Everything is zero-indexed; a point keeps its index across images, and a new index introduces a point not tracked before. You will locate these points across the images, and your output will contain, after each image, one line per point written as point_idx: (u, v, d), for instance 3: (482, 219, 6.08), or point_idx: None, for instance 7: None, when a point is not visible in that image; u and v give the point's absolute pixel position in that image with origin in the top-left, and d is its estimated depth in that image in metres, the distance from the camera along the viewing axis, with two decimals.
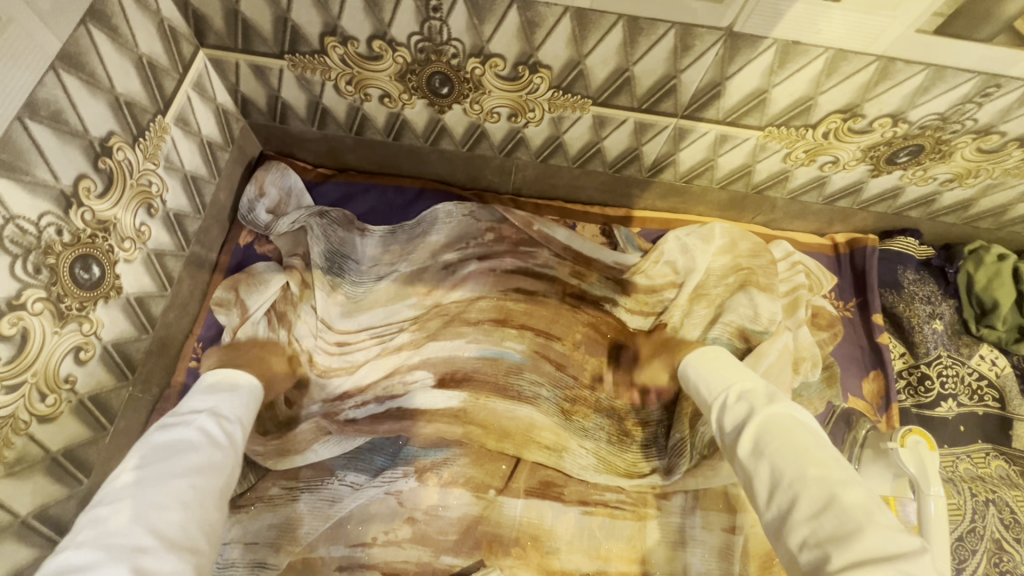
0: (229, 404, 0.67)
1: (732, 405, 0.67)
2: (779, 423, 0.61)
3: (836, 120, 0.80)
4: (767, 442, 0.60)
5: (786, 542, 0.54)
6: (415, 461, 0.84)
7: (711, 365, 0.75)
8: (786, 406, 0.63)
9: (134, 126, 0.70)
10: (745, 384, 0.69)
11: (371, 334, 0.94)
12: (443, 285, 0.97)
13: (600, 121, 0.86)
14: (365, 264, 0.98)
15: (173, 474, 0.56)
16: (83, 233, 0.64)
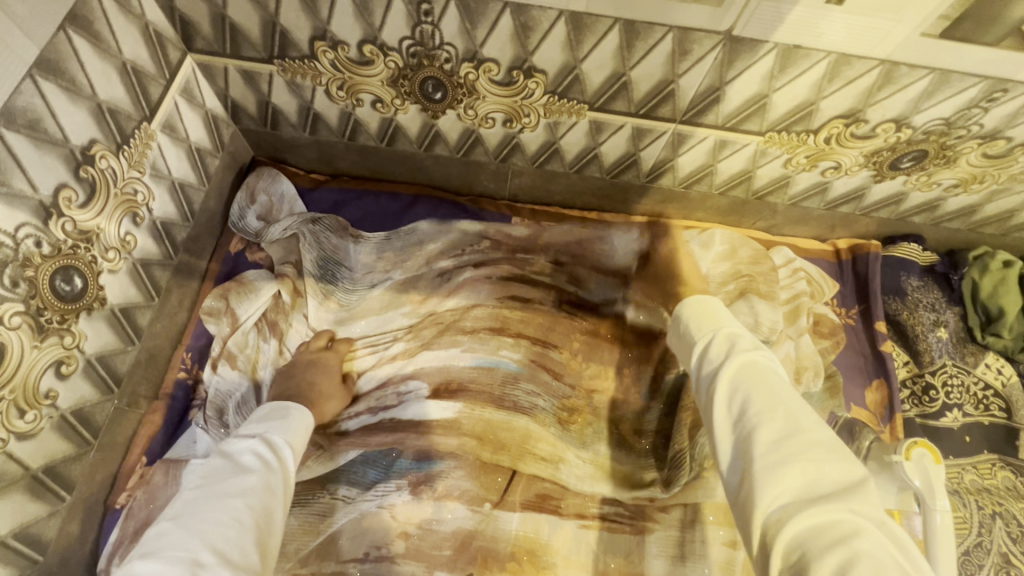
0: (282, 431, 0.67)
1: (712, 347, 0.62)
2: (757, 368, 0.57)
3: (838, 126, 0.78)
4: (744, 381, 0.56)
5: (738, 470, 0.52)
6: (408, 474, 0.82)
7: (697, 305, 0.69)
8: (767, 354, 0.59)
9: (118, 133, 0.68)
10: (727, 325, 0.64)
11: (365, 344, 0.93)
12: (438, 293, 0.95)
13: (597, 126, 0.84)
14: (359, 272, 0.96)
15: (225, 493, 0.55)
16: (65, 244, 0.62)
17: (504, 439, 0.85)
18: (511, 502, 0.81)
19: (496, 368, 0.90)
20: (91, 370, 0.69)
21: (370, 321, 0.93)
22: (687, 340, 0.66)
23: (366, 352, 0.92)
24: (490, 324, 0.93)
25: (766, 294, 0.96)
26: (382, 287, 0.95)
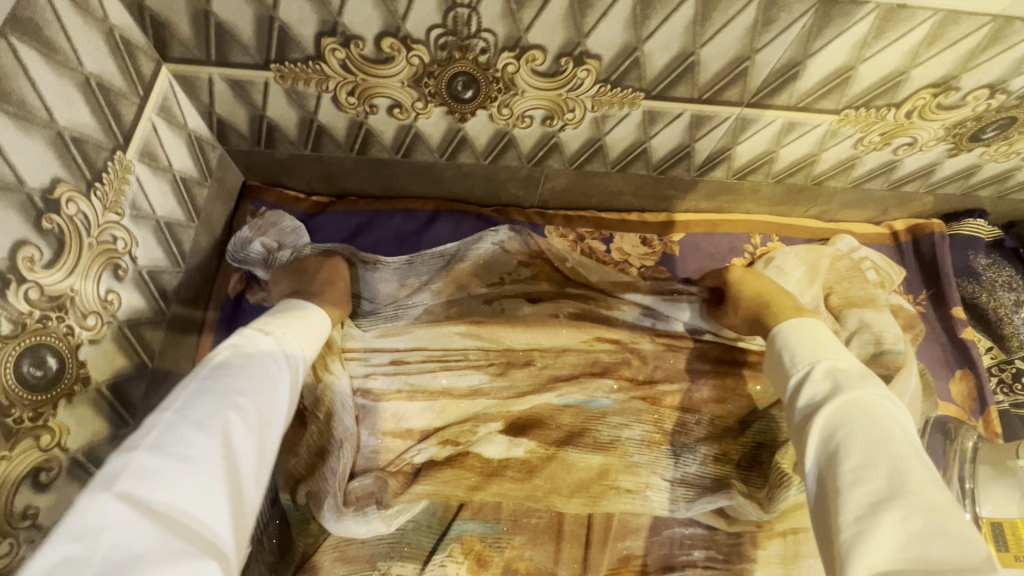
0: (297, 330, 0.59)
1: (820, 382, 0.56)
2: (863, 408, 0.51)
3: (926, 96, 0.70)
4: (846, 428, 0.50)
5: (830, 526, 0.47)
6: (463, 538, 0.71)
7: (807, 334, 0.61)
8: (881, 396, 0.52)
9: (87, 168, 0.54)
10: (836, 357, 0.57)
11: (404, 385, 0.79)
12: (475, 323, 0.82)
13: (651, 116, 0.73)
14: (382, 303, 0.83)
15: (241, 386, 0.49)
16: (29, 318, 0.48)
17: (579, 480, 0.74)
18: None
19: (552, 400, 0.79)
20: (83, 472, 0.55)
21: (400, 359, 0.80)
22: (789, 368, 0.60)
23: (404, 393, 0.79)
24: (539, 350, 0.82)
25: (856, 294, 0.84)
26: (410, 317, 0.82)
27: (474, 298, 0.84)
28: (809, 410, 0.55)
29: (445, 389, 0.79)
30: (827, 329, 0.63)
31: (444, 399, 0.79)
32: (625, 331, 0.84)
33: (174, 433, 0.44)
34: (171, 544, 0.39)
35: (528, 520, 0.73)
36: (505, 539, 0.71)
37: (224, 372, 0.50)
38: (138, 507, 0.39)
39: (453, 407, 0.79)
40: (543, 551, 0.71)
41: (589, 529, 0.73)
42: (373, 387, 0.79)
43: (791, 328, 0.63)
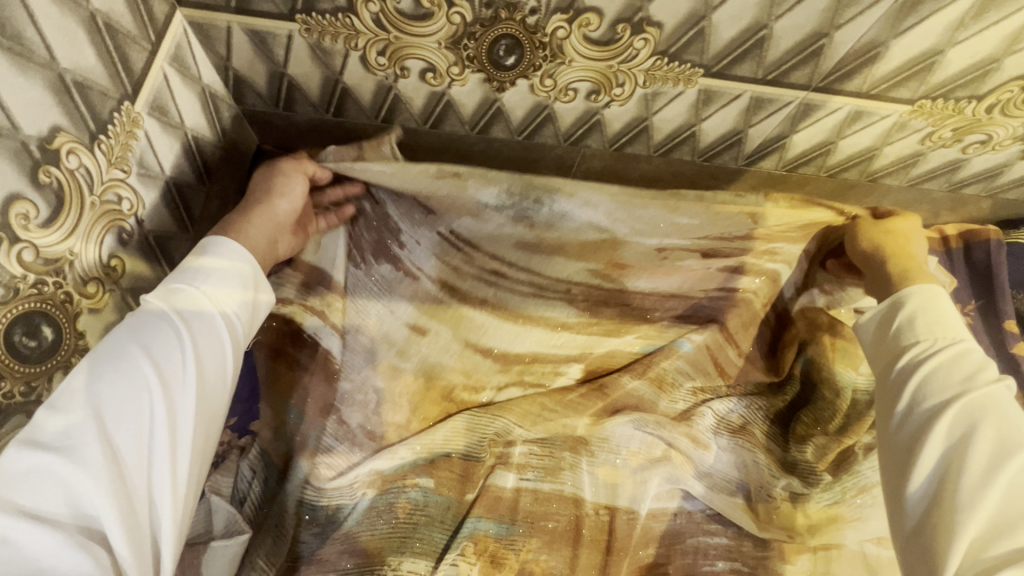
0: (203, 286, 0.53)
1: (952, 352, 0.58)
2: (991, 399, 0.53)
3: (1013, 89, 0.64)
4: (973, 412, 0.53)
5: (918, 480, 0.52)
6: (477, 536, 0.67)
7: (931, 308, 0.62)
8: (1004, 388, 0.55)
9: (92, 118, 0.48)
10: (965, 340, 0.58)
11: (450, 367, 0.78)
12: (575, 285, 0.79)
13: (706, 97, 0.67)
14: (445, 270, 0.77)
15: (130, 365, 0.46)
16: (22, 281, 0.43)
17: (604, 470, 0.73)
18: None
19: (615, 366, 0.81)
20: None
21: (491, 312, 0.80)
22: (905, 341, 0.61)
23: (466, 347, 0.79)
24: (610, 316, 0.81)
25: None
26: (498, 264, 0.77)
27: (556, 260, 0.77)
28: (926, 373, 0.57)
29: (516, 353, 0.79)
30: (950, 299, 0.63)
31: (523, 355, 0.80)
32: (683, 326, 0.81)
33: (46, 430, 0.42)
34: (61, 540, 0.39)
35: (544, 522, 0.69)
36: (521, 541, 0.68)
37: (105, 355, 0.46)
38: (13, 514, 0.39)
39: (509, 362, 0.79)
40: (560, 555, 0.68)
41: (609, 536, 0.69)
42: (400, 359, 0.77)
43: (920, 298, 0.63)
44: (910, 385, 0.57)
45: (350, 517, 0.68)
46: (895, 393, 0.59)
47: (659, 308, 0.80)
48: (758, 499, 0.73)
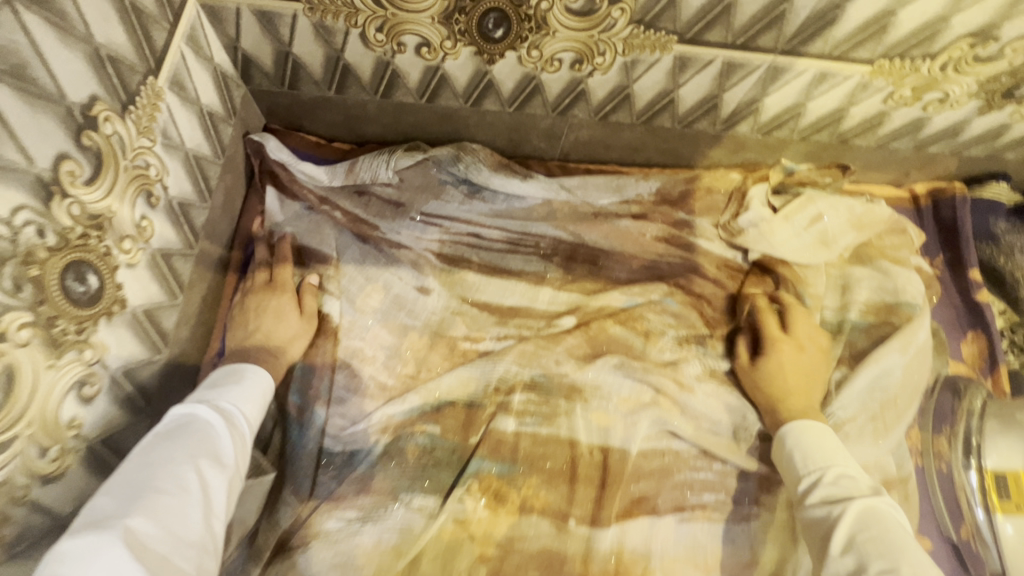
0: (236, 400, 0.62)
1: (825, 483, 0.65)
2: (876, 517, 0.60)
3: (963, 47, 0.69)
4: (863, 527, 0.60)
5: None
6: (482, 475, 0.74)
7: (813, 439, 0.71)
8: (886, 505, 0.62)
9: (122, 89, 0.54)
10: (845, 466, 0.67)
11: (453, 318, 0.84)
12: (541, 249, 0.89)
13: (682, 63, 0.73)
14: (432, 235, 0.88)
15: (177, 456, 0.52)
16: (72, 233, 0.48)
17: (596, 413, 0.79)
18: (605, 517, 0.73)
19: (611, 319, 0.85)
20: (119, 390, 0.56)
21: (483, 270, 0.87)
22: (799, 466, 0.69)
23: (465, 303, 0.85)
24: (582, 271, 0.90)
25: (880, 253, 0.89)
26: (475, 230, 0.89)
27: (521, 224, 0.90)
28: (826, 508, 0.63)
29: (510, 309, 0.86)
30: (829, 432, 0.72)
31: (511, 308, 0.86)
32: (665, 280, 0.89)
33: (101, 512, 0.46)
34: None
35: (543, 462, 0.76)
36: (521, 478, 0.75)
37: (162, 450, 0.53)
38: None
39: (508, 315, 0.86)
40: (558, 491, 0.74)
41: (602, 474, 0.75)
42: (407, 316, 0.83)
43: (804, 430, 0.72)
44: (819, 513, 0.64)
45: (365, 460, 0.75)
46: (812, 535, 0.64)
47: (626, 267, 0.91)
48: (741, 435, 0.79)
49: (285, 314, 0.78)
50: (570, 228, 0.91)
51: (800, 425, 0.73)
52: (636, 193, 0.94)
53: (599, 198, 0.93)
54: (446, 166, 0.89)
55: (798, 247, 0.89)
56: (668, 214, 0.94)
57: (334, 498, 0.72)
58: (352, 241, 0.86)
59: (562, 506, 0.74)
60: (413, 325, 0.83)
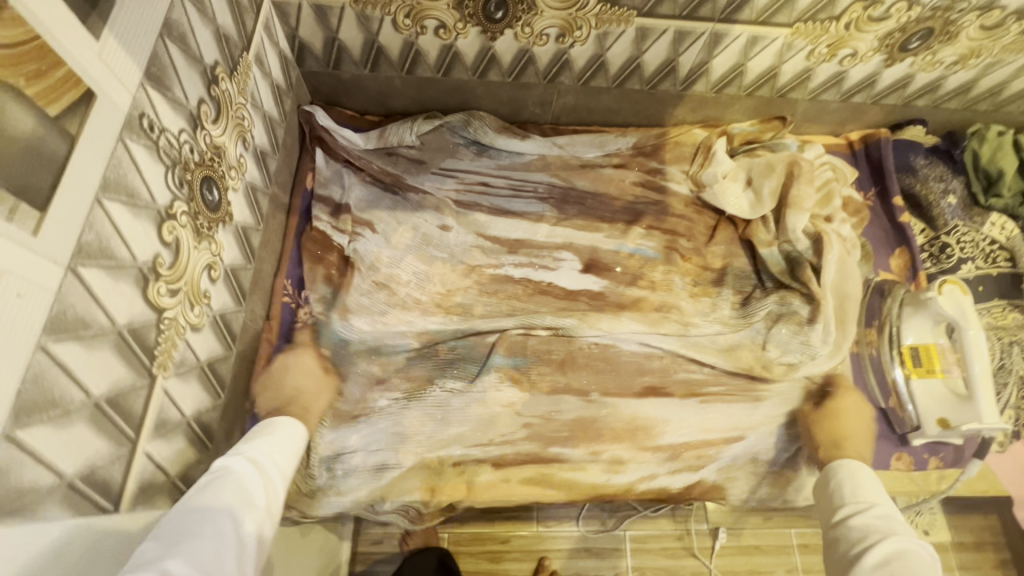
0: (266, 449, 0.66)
1: (870, 514, 0.71)
2: (915, 553, 0.65)
3: (858, 10, 0.89)
4: (898, 552, 0.65)
5: None
6: (499, 366, 0.93)
7: (862, 479, 0.77)
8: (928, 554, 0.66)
9: (230, 59, 0.73)
10: (892, 508, 0.72)
11: (471, 249, 1.04)
12: (539, 194, 1.09)
13: (642, 33, 0.93)
14: (450, 185, 1.08)
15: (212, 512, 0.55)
16: (206, 155, 0.68)
17: (589, 317, 0.99)
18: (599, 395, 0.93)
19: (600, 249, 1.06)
20: (229, 280, 0.76)
21: (493, 212, 1.07)
22: (847, 497, 0.75)
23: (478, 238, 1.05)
24: (574, 211, 1.09)
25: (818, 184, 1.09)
26: (483, 180, 1.09)
27: (520, 174, 1.10)
28: (865, 529, 0.70)
29: (516, 241, 1.05)
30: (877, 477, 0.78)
31: (518, 241, 1.05)
32: (643, 216, 1.09)
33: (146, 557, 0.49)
34: None
35: (549, 355, 0.95)
36: (530, 366, 0.93)
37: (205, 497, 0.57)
38: None
39: (517, 245, 1.05)
40: (561, 376, 0.93)
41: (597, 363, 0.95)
42: (433, 250, 1.02)
43: (856, 470, 0.78)
44: (857, 530, 0.70)
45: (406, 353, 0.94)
46: (836, 548, 0.71)
47: (610, 207, 1.10)
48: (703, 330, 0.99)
49: (309, 374, 0.86)
50: (562, 176, 1.11)
51: (851, 466, 0.80)
52: (616, 146, 1.14)
53: (583, 152, 1.13)
54: (459, 131, 1.10)
55: (738, 185, 1.10)
56: (643, 163, 1.14)
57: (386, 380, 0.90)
58: (386, 190, 1.06)
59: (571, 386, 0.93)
60: (437, 255, 1.02)
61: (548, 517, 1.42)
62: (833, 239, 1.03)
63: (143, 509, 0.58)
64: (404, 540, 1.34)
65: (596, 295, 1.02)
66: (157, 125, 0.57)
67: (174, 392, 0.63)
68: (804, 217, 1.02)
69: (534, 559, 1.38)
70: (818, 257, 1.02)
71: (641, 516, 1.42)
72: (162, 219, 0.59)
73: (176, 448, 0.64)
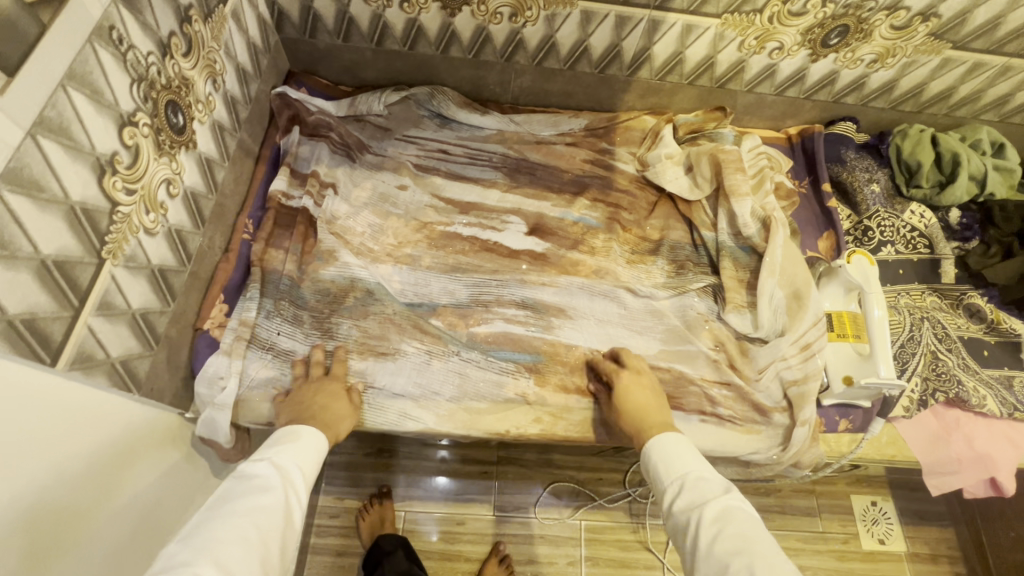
0: (290, 457, 0.69)
1: (685, 484, 0.66)
2: (734, 516, 0.60)
3: (777, 4, 0.99)
4: (730, 521, 0.60)
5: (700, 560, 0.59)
6: (441, 309, 0.99)
7: (677, 447, 0.72)
8: (740, 503, 0.63)
9: (206, 6, 0.83)
10: (697, 470, 0.68)
11: (424, 207, 1.10)
12: (493, 162, 1.17)
13: (586, 16, 1.03)
14: (410, 150, 1.16)
15: (247, 514, 0.58)
16: (173, 83, 0.76)
17: (532, 272, 1.04)
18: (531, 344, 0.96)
19: (548, 216, 1.12)
20: (188, 202, 0.83)
21: (450, 176, 1.15)
22: (662, 473, 0.70)
23: (432, 198, 1.11)
24: (525, 180, 1.16)
25: (751, 167, 1.15)
26: (442, 148, 1.17)
27: (476, 146, 1.19)
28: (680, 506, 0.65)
29: (467, 203, 1.12)
30: (680, 437, 0.74)
31: (470, 203, 1.12)
32: (591, 189, 1.16)
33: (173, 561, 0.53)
34: None
35: (486, 302, 1.00)
36: (469, 310, 0.99)
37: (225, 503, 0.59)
38: None
39: (470, 205, 1.11)
40: (500, 321, 0.98)
41: (534, 314, 0.99)
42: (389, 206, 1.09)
43: (671, 438, 0.74)
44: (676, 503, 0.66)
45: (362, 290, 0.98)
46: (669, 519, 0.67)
47: (559, 178, 1.17)
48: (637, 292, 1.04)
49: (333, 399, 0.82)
50: (516, 149, 1.19)
51: (664, 437, 0.74)
52: (569, 126, 1.22)
53: (537, 130, 1.21)
54: (424, 103, 1.19)
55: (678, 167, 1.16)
56: (594, 143, 1.21)
57: (331, 313, 0.94)
58: (348, 151, 1.13)
59: (509, 335, 0.96)
60: (391, 208, 1.09)
61: (503, 503, 1.41)
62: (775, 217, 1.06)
63: (81, 376, 0.64)
64: (361, 515, 1.35)
65: (538, 255, 1.06)
66: (126, 41, 0.66)
67: (123, 282, 0.70)
68: (740, 196, 1.06)
69: (489, 542, 1.37)
70: (762, 235, 1.05)
71: (595, 506, 1.42)
72: (123, 123, 0.67)
73: (120, 334, 0.70)
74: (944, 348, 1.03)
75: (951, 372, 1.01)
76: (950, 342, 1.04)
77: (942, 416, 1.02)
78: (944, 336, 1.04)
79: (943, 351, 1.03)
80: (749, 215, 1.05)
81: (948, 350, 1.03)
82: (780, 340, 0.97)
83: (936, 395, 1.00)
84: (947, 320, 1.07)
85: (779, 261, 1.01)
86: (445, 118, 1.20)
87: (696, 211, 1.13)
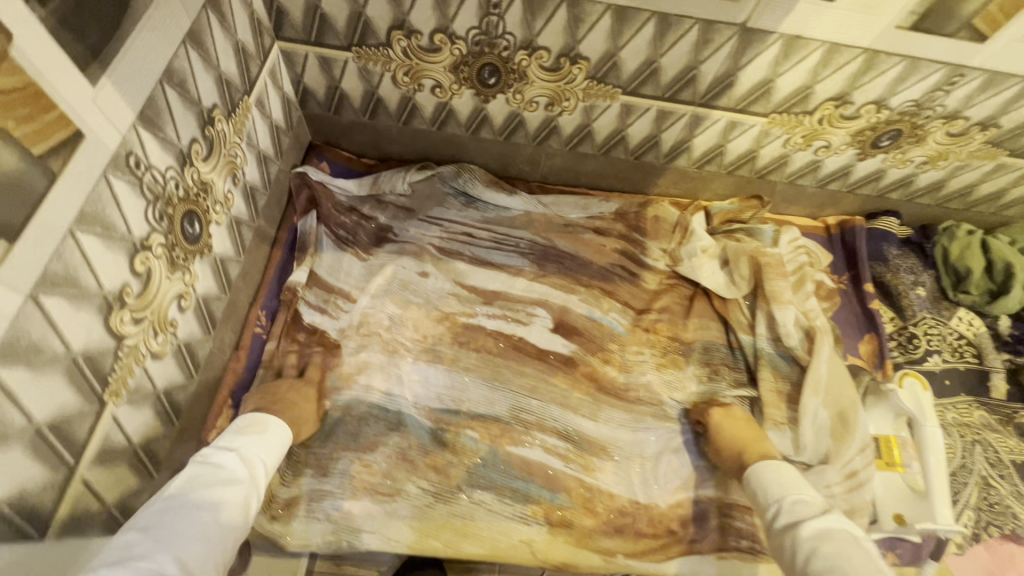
0: (257, 446, 0.68)
1: (786, 505, 0.73)
2: (835, 535, 0.66)
3: (829, 107, 0.94)
4: (828, 539, 0.66)
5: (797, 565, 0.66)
6: (466, 416, 0.93)
7: (775, 474, 0.78)
8: (843, 525, 0.68)
9: (230, 102, 0.78)
10: (804, 495, 0.74)
11: (448, 296, 1.04)
12: (519, 248, 1.11)
13: (627, 109, 0.98)
14: (432, 232, 1.10)
15: (198, 516, 0.56)
16: (191, 191, 0.71)
17: (562, 379, 0.98)
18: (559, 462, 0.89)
19: (576, 311, 1.06)
20: (200, 310, 0.78)
21: (474, 261, 1.09)
22: (766, 498, 0.76)
23: (455, 287, 1.05)
24: (552, 268, 1.10)
25: (791, 264, 1.09)
26: (466, 230, 1.12)
27: (502, 229, 1.13)
28: (783, 520, 0.72)
29: (493, 292, 1.06)
30: (795, 470, 0.80)
31: (496, 292, 1.06)
32: (622, 282, 1.11)
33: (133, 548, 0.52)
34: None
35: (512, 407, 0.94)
36: (494, 419, 0.93)
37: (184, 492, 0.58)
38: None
39: (495, 296, 1.06)
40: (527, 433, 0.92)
41: (575, 449, 0.92)
42: (410, 296, 1.03)
43: (766, 466, 0.80)
44: (779, 521, 0.72)
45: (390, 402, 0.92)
46: (773, 540, 0.72)
47: (588, 266, 1.11)
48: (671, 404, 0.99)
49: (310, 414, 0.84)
50: (544, 234, 1.13)
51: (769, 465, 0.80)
52: (599, 210, 1.17)
53: (565, 213, 1.16)
54: (449, 181, 1.14)
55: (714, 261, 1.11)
56: (624, 228, 1.16)
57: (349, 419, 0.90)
58: (369, 237, 1.08)
59: (543, 467, 0.90)
60: (413, 298, 1.03)
61: None
62: (822, 330, 1.00)
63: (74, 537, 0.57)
64: None
65: (565, 356, 1.00)
66: (144, 163, 0.61)
67: (124, 419, 0.63)
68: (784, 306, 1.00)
69: None
70: (808, 349, 0.99)
71: None
72: (135, 250, 0.61)
73: (119, 475, 0.64)
74: (997, 475, 0.97)
75: (1005, 503, 0.95)
76: (1003, 468, 0.97)
77: (995, 550, 0.92)
78: (997, 462, 0.98)
79: (996, 479, 0.96)
80: (792, 323, 1.00)
81: (1002, 478, 0.97)
82: (824, 468, 0.90)
83: (990, 528, 0.93)
84: (999, 441, 1.00)
85: (825, 381, 0.95)
86: (469, 198, 1.14)
87: (732, 310, 1.07)
